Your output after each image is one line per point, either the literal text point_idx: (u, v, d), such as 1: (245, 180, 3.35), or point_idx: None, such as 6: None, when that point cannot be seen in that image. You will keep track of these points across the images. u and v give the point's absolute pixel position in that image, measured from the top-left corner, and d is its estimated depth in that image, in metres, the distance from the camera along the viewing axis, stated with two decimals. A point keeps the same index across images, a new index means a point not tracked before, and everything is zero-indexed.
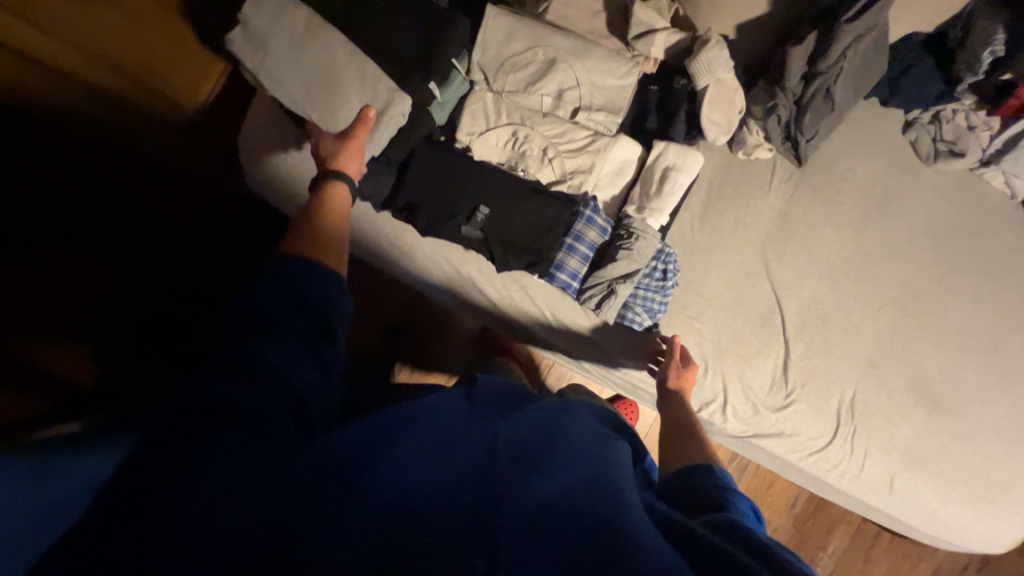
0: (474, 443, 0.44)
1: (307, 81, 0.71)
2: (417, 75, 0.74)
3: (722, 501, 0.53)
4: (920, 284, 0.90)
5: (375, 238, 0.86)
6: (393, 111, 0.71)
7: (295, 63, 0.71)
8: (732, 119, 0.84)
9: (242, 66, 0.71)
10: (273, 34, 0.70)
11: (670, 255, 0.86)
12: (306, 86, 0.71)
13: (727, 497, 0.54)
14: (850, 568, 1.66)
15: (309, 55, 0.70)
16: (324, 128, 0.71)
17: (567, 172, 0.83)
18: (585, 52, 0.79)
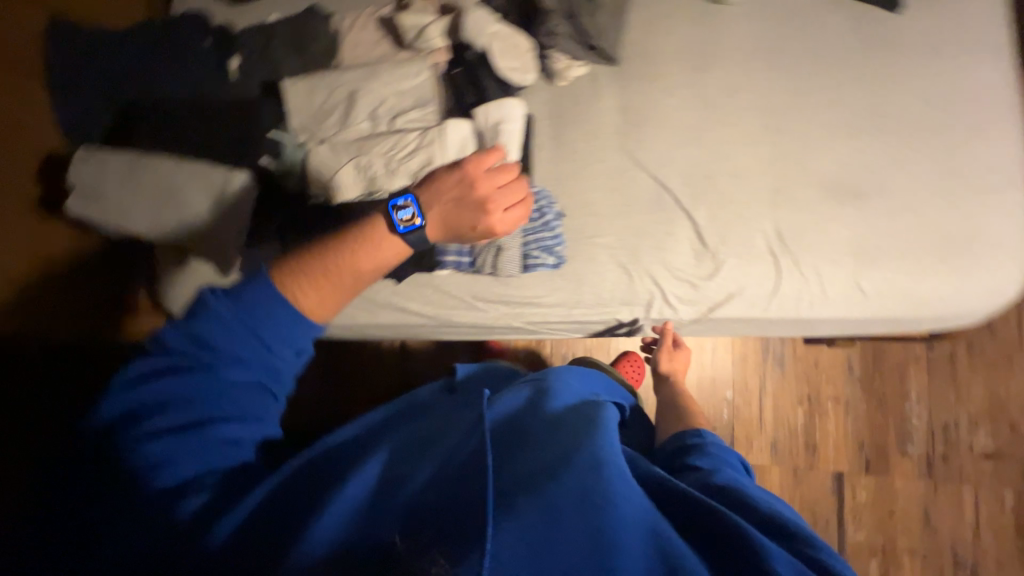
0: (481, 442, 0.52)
1: (152, 207, 0.82)
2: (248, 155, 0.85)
3: (705, 455, 0.64)
4: (779, 101, 0.92)
5: None
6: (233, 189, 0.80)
7: (135, 197, 0.82)
8: (526, 59, 0.91)
9: (94, 221, 0.83)
10: (105, 184, 0.81)
11: (538, 193, 0.90)
12: (154, 212, 0.82)
13: (710, 453, 0.64)
14: (944, 404, 1.55)
15: (143, 184, 0.82)
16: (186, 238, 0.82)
17: (416, 172, 0.90)
18: (375, 72, 0.89)
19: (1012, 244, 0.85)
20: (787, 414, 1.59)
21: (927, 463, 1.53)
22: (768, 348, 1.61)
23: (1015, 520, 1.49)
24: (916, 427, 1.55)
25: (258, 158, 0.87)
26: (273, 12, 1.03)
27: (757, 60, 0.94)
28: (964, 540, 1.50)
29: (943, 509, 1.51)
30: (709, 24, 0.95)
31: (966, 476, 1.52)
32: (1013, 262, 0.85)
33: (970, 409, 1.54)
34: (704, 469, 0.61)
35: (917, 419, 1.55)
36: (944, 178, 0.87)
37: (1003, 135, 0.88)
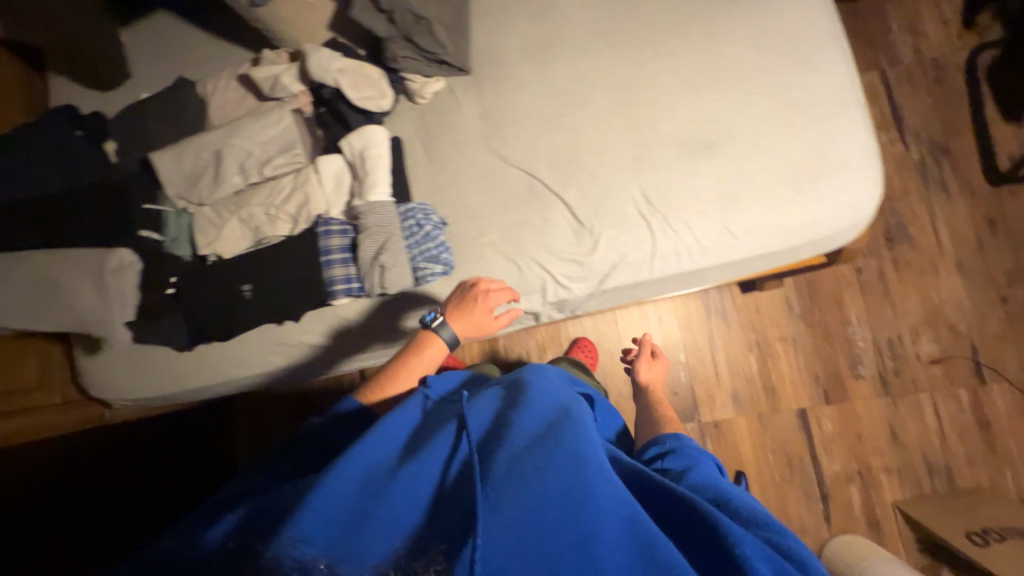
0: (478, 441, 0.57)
1: (35, 299, 0.87)
2: (125, 233, 0.89)
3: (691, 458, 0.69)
4: (624, 74, 0.98)
5: (215, 373, 0.96)
6: (122, 263, 0.89)
7: (18, 292, 0.87)
8: (380, 86, 0.96)
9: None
10: None
11: (415, 208, 0.94)
12: (37, 302, 0.87)
13: (694, 456, 0.70)
14: (884, 321, 1.60)
15: (26, 279, 0.88)
16: (74, 321, 0.87)
17: (296, 213, 0.94)
18: (237, 129, 0.93)
19: (858, 160, 0.90)
20: (741, 363, 1.63)
21: (881, 380, 1.57)
22: (709, 303, 1.65)
23: (975, 417, 1.53)
24: (863, 348, 1.59)
25: (138, 232, 0.89)
26: (144, 89, 1.07)
27: (596, 41, 0.99)
28: (932, 447, 1.53)
29: (906, 421, 1.55)
30: (547, 17, 1.01)
31: (920, 385, 1.56)
32: (866, 176, 0.90)
33: (909, 320, 1.59)
34: (692, 473, 0.66)
35: (863, 340, 1.60)
36: (783, 113, 0.92)
37: (829, 63, 0.93)
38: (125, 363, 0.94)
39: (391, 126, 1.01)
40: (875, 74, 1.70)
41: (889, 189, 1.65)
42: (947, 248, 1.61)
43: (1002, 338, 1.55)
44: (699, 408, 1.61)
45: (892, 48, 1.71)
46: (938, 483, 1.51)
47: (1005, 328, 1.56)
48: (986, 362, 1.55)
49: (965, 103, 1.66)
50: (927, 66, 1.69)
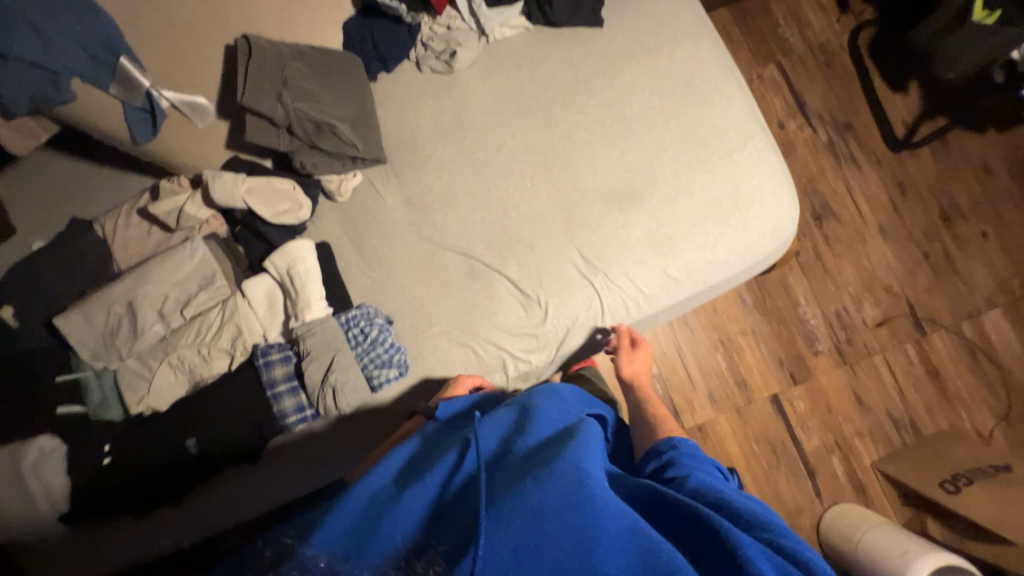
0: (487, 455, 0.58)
1: None
2: (46, 408, 0.83)
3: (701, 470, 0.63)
4: (539, 137, 0.98)
5: (178, 535, 0.87)
6: (49, 448, 0.82)
7: None
8: (294, 196, 0.91)
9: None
10: None
11: (357, 315, 0.91)
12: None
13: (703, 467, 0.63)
14: (828, 296, 1.69)
15: None
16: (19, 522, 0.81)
17: (231, 346, 0.88)
18: (145, 273, 0.87)
19: (773, 185, 0.93)
20: (710, 363, 1.67)
21: (838, 352, 1.66)
22: None
23: (924, 367, 1.64)
24: (816, 325, 1.68)
25: (57, 409, 0.83)
26: (38, 238, 0.98)
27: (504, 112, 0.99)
28: (894, 404, 1.63)
29: (868, 386, 1.64)
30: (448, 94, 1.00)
31: (872, 348, 1.66)
32: (782, 196, 0.93)
33: (850, 290, 1.69)
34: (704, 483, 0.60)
35: (814, 318, 1.68)
36: (697, 152, 0.95)
37: (728, 95, 0.97)
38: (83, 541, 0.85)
39: (315, 230, 0.98)
40: (773, 66, 1.80)
41: (807, 172, 1.75)
42: (868, 217, 1.72)
43: (931, 290, 1.68)
44: (681, 416, 1.65)
45: (783, 40, 1.81)
46: (906, 437, 1.61)
47: (932, 280, 1.68)
48: (923, 315, 1.67)
49: (856, 80, 1.78)
50: (816, 52, 1.80)
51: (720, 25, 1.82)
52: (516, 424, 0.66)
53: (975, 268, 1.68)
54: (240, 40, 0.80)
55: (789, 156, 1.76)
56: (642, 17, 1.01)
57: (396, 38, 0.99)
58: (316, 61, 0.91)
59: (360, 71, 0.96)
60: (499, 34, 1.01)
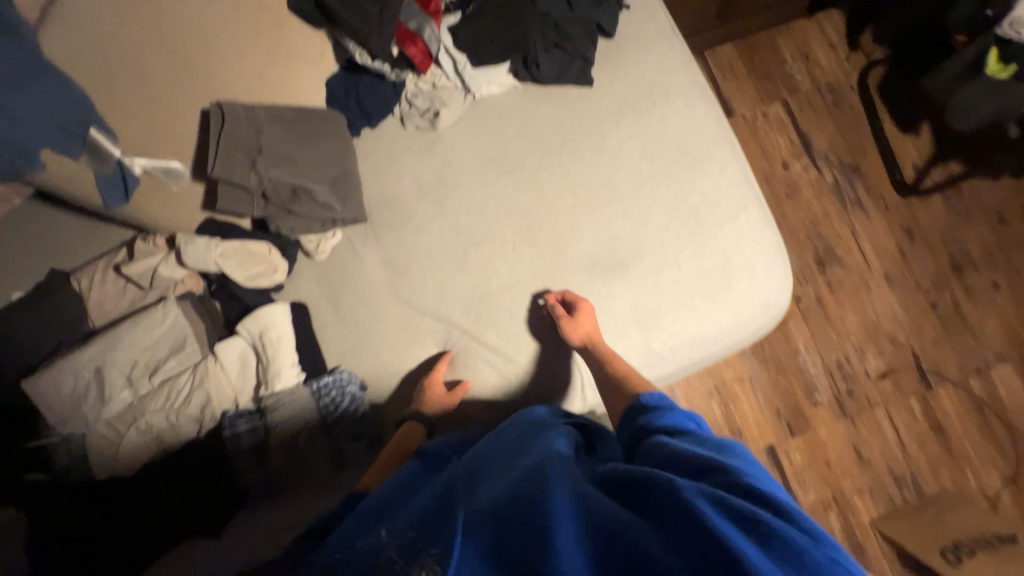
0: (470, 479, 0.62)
1: None
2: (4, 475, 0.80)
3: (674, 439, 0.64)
4: (523, 200, 0.96)
5: None
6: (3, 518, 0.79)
7: None
8: (269, 260, 0.90)
9: None
10: None
11: (328, 383, 0.89)
12: None
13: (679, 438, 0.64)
14: (830, 345, 1.63)
15: None
16: None
17: (199, 412, 0.86)
18: (117, 337, 0.87)
19: (764, 260, 0.90)
20: (705, 411, 1.62)
21: (838, 403, 1.61)
22: None
23: (929, 423, 1.58)
24: (816, 375, 1.62)
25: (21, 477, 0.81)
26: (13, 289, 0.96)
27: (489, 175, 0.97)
28: (897, 461, 1.56)
29: (869, 440, 1.58)
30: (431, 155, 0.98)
31: (874, 401, 1.60)
32: (773, 271, 0.90)
33: (852, 339, 1.63)
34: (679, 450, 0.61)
35: (814, 367, 1.63)
36: (685, 222, 0.91)
37: (720, 162, 0.93)
38: None
39: (292, 290, 0.96)
40: (778, 104, 1.75)
41: (811, 215, 1.70)
42: (874, 263, 1.66)
43: (938, 342, 1.62)
44: None
45: (789, 78, 1.76)
46: (909, 496, 1.54)
47: (940, 332, 1.62)
48: (929, 368, 1.60)
49: (864, 120, 1.73)
50: (823, 91, 1.76)
51: (725, 61, 1.77)
52: (502, 440, 0.72)
53: (985, 321, 1.61)
54: (213, 109, 0.80)
55: (792, 198, 1.71)
56: (632, 77, 0.97)
57: (379, 95, 0.96)
58: (295, 123, 0.89)
59: (341, 128, 0.94)
60: (486, 91, 0.98)
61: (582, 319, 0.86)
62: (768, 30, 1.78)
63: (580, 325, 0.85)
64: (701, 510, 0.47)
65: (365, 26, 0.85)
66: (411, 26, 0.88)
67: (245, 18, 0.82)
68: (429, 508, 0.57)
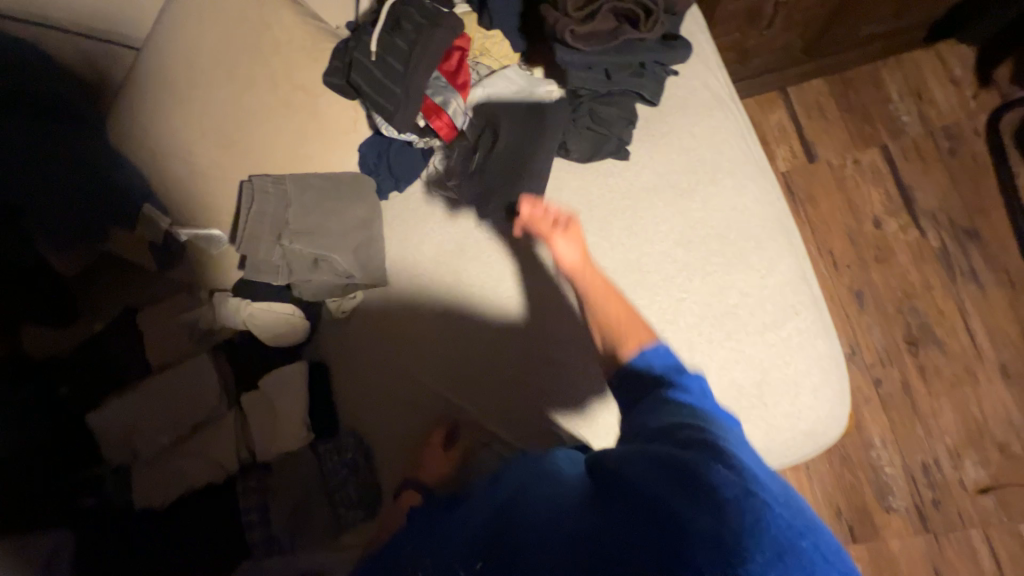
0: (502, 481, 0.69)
1: None
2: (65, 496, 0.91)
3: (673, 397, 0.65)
4: (538, 283, 0.93)
5: None
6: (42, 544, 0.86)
7: None
8: (292, 320, 0.95)
9: None
10: None
11: (333, 444, 0.94)
12: None
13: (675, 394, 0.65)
14: (916, 443, 1.37)
15: None
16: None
17: (226, 458, 0.94)
18: (167, 382, 0.95)
19: (812, 380, 0.76)
20: None
21: (918, 514, 1.35)
22: None
23: None
24: (893, 477, 1.37)
25: (76, 500, 0.91)
26: None
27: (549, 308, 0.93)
28: None
29: (957, 566, 1.31)
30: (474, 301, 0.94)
31: (968, 519, 1.32)
32: (824, 391, 0.76)
33: (947, 440, 1.36)
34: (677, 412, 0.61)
35: (891, 467, 1.38)
36: (720, 323, 0.80)
37: (770, 258, 0.81)
38: None
39: (313, 349, 1.00)
40: (875, 150, 1.50)
41: (906, 285, 1.43)
42: (985, 352, 1.37)
43: None
44: None
45: (894, 119, 1.50)
46: None
47: None
48: None
49: (988, 176, 1.43)
50: (938, 137, 1.47)
51: (813, 97, 1.55)
52: (512, 472, 0.69)
53: None
54: (245, 185, 0.86)
55: (882, 263, 1.45)
56: (675, 152, 0.87)
57: (408, 160, 0.97)
58: (323, 191, 0.91)
59: (370, 193, 0.95)
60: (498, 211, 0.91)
61: (564, 239, 0.82)
62: (871, 64, 1.52)
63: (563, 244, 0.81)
64: (663, 490, 0.48)
65: (392, 106, 0.84)
66: (437, 101, 0.87)
67: (280, 96, 0.87)
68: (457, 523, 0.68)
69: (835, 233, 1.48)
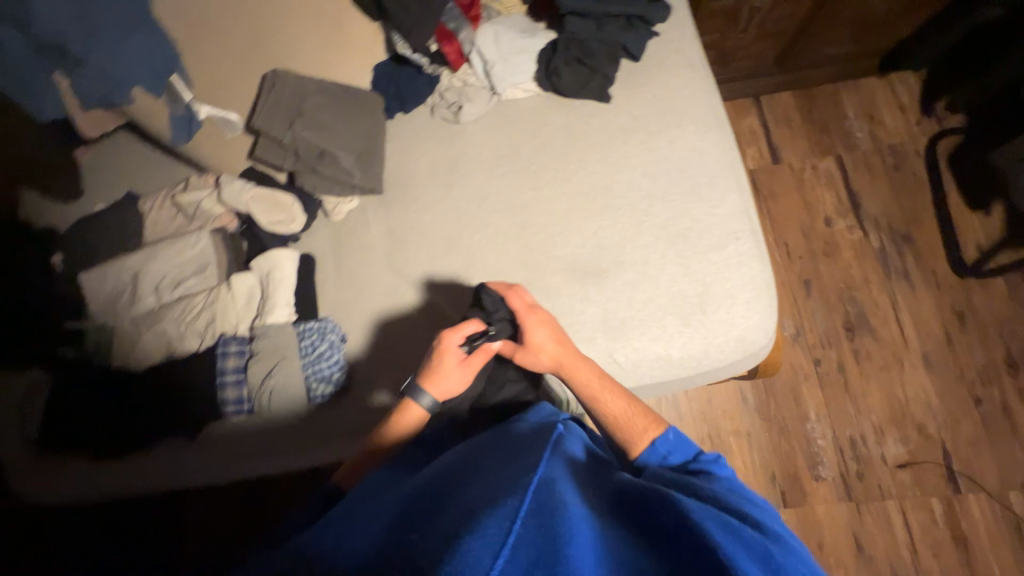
0: (521, 448, 0.67)
1: None
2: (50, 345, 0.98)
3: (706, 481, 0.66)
4: (519, 201, 1.01)
5: (123, 486, 0.97)
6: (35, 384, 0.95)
7: None
8: (290, 209, 1.02)
9: None
10: None
11: (312, 326, 0.98)
12: None
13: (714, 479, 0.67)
14: (845, 419, 1.51)
15: None
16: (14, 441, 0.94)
17: (204, 330, 0.99)
18: (156, 252, 1.00)
19: (745, 293, 0.89)
20: None
21: (843, 483, 1.47)
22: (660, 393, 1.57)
23: (951, 531, 1.40)
24: (824, 448, 1.50)
25: (59, 348, 0.99)
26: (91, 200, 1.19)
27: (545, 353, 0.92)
28: (903, 564, 1.39)
29: (873, 534, 1.42)
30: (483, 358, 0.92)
31: (887, 491, 1.45)
32: (754, 305, 0.88)
33: (873, 418, 1.50)
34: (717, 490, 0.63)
35: (823, 439, 1.50)
36: (672, 243, 0.92)
37: (720, 192, 0.94)
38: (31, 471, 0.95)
39: (305, 243, 1.07)
40: (831, 159, 1.69)
41: (847, 277, 1.59)
42: (911, 342, 1.53)
43: (977, 443, 1.44)
44: None
45: (848, 134, 1.70)
46: None
47: (979, 432, 1.45)
48: (960, 469, 1.43)
49: (926, 190, 1.62)
50: (884, 153, 1.67)
51: (781, 107, 1.74)
52: (534, 435, 0.70)
53: None
54: (272, 76, 0.96)
55: (829, 257, 1.62)
56: (649, 100, 1.01)
57: (416, 85, 1.08)
58: (339, 99, 1.02)
59: (377, 110, 1.05)
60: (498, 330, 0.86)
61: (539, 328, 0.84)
62: (832, 85, 1.73)
63: (537, 332, 0.83)
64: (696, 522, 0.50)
65: (409, 24, 0.95)
66: (451, 28, 1.01)
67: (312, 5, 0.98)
68: (462, 483, 0.62)
69: (790, 227, 1.65)
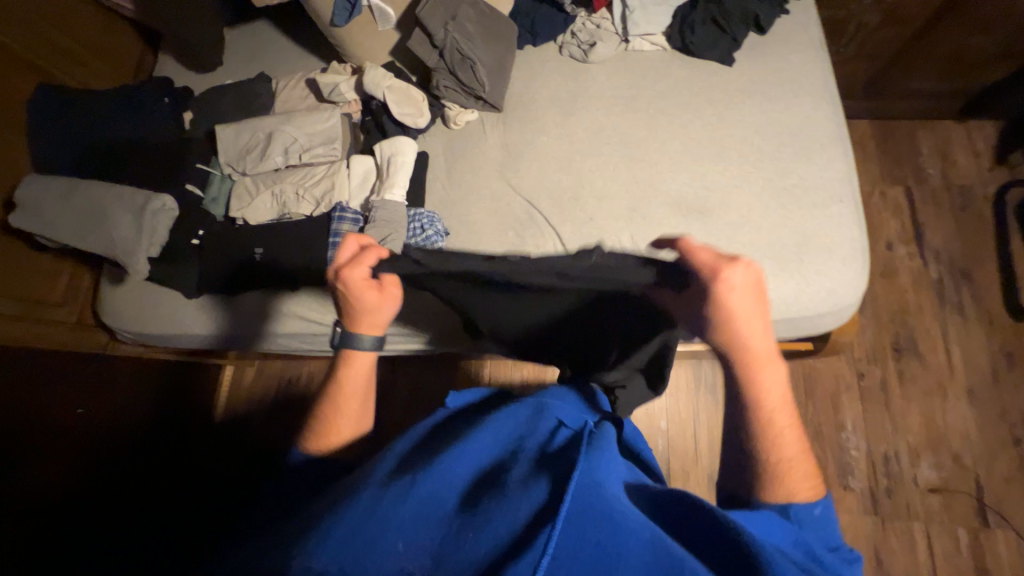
0: (557, 452, 0.56)
1: (82, 224, 0.95)
2: (174, 183, 1.05)
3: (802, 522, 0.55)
4: (633, 137, 1.07)
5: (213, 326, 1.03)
6: (159, 206, 0.97)
7: (66, 215, 0.96)
8: (420, 106, 1.10)
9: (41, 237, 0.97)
10: (47, 202, 0.96)
11: (424, 213, 1.03)
12: (85, 228, 0.95)
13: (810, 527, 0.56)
14: (881, 435, 1.52)
15: (73, 202, 0.97)
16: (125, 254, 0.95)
17: (319, 198, 1.04)
18: (291, 118, 1.07)
19: (843, 251, 0.93)
20: None
21: (871, 497, 1.47)
22: (703, 376, 1.58)
23: (974, 562, 1.39)
24: (856, 458, 1.50)
25: (184, 185, 1.05)
26: (229, 78, 1.28)
27: (597, 320, 0.78)
28: None
29: (895, 551, 1.41)
30: (535, 310, 0.78)
31: (914, 512, 1.44)
32: (850, 263, 0.93)
33: (909, 439, 1.50)
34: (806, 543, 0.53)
35: (856, 450, 1.51)
36: (778, 195, 0.98)
37: (828, 158, 0.99)
38: (142, 297, 1.06)
39: (422, 142, 1.13)
40: (900, 188, 1.74)
41: (902, 301, 1.63)
42: (957, 373, 1.55)
43: (1011, 482, 1.44)
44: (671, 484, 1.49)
45: (920, 168, 1.75)
46: None
47: (1015, 470, 1.45)
48: (991, 503, 1.43)
49: (990, 232, 1.66)
50: (954, 192, 1.72)
51: (857, 133, 1.81)
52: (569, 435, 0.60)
53: None
54: None
55: (886, 278, 1.65)
56: (771, 69, 1.08)
57: (553, 22, 1.16)
58: (484, 15, 1.09)
59: (514, 34, 1.12)
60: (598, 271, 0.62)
61: (740, 304, 0.59)
62: (911, 121, 1.80)
63: (738, 313, 0.59)
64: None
65: None
66: None
67: None
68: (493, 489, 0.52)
69: None
